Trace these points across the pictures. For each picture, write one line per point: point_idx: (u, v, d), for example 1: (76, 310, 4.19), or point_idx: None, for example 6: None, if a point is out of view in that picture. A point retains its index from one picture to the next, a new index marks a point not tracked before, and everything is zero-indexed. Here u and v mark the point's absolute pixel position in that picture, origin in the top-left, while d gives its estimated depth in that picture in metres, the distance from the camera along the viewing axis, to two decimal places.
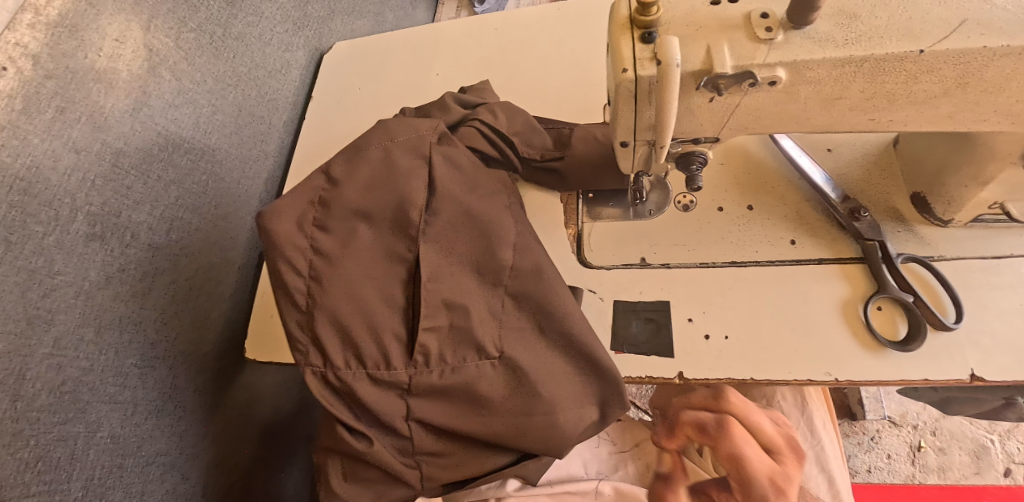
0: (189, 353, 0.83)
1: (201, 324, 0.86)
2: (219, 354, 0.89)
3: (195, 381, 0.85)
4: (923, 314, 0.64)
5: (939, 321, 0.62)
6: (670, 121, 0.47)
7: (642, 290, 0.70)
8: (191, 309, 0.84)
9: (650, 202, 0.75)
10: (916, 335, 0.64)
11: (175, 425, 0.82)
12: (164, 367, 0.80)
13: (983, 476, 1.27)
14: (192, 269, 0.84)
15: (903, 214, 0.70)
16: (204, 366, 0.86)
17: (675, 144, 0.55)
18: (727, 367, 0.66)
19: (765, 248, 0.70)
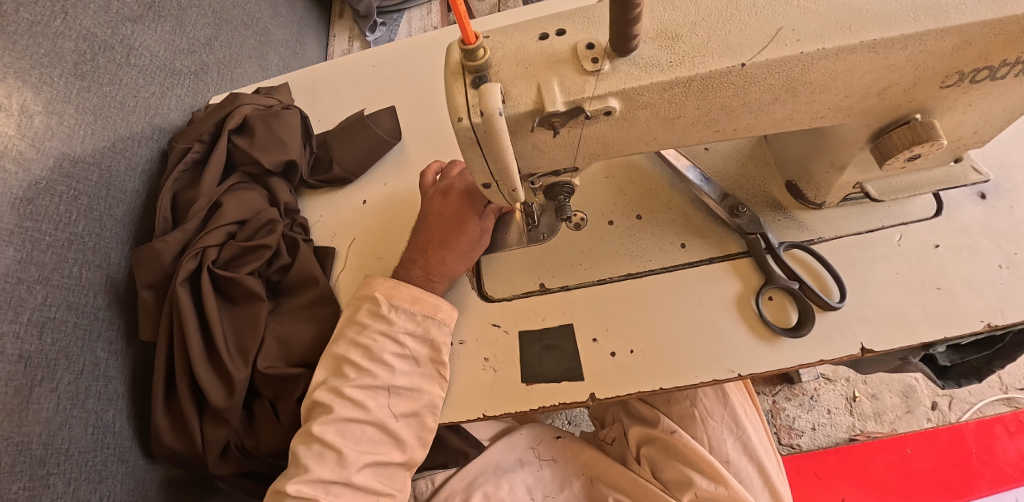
0: (86, 461, 0.77)
1: (99, 427, 0.79)
2: (124, 454, 0.82)
3: (102, 489, 0.79)
4: (809, 298, 0.64)
5: (823, 302, 0.63)
6: (511, 165, 0.48)
7: (544, 318, 0.69)
8: (81, 414, 0.78)
9: (542, 226, 0.74)
10: (806, 320, 0.64)
11: None
12: (60, 481, 0.74)
13: (914, 414, 1.35)
14: (79, 369, 0.78)
15: (780, 202, 0.72)
16: (108, 470, 0.80)
17: (536, 179, 0.54)
18: (636, 382, 0.64)
19: (658, 255, 0.70)
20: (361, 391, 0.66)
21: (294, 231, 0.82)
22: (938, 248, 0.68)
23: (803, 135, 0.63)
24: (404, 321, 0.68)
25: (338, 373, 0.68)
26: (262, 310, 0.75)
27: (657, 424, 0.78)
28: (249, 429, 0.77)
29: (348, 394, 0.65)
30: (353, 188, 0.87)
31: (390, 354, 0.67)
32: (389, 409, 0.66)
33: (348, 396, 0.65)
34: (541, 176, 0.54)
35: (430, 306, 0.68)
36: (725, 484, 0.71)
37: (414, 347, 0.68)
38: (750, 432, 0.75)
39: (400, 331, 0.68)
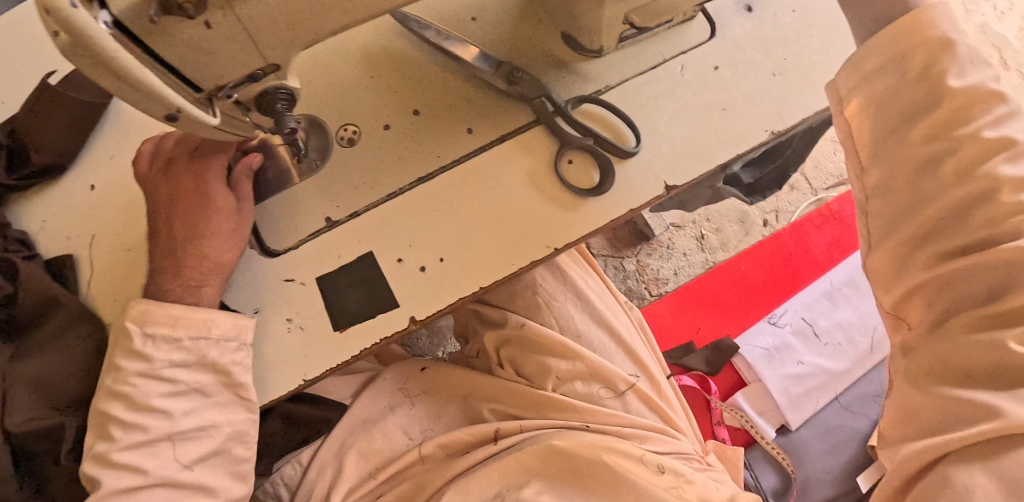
0: None
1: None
2: None
3: None
4: (603, 148, 0.62)
5: (617, 148, 0.61)
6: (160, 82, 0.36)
7: (342, 253, 0.60)
8: None
9: (312, 151, 0.62)
10: (607, 174, 0.61)
11: None
12: None
13: (752, 235, 1.49)
14: None
15: (562, 59, 0.66)
16: None
17: (229, 93, 0.42)
18: (455, 290, 0.58)
19: (446, 148, 0.62)
20: (134, 452, 0.54)
21: (9, 248, 0.63)
22: (717, 69, 0.68)
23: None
24: (169, 352, 0.54)
25: (104, 435, 0.54)
26: None
27: (507, 323, 0.75)
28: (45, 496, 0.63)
29: (119, 461, 0.53)
30: (74, 173, 0.69)
31: (160, 397, 0.54)
32: (178, 460, 0.55)
33: (121, 462, 0.53)
34: (234, 87, 0.42)
35: (199, 323, 0.55)
36: (580, 359, 0.72)
37: (192, 378, 0.55)
38: (594, 301, 0.75)
39: (167, 367, 0.54)
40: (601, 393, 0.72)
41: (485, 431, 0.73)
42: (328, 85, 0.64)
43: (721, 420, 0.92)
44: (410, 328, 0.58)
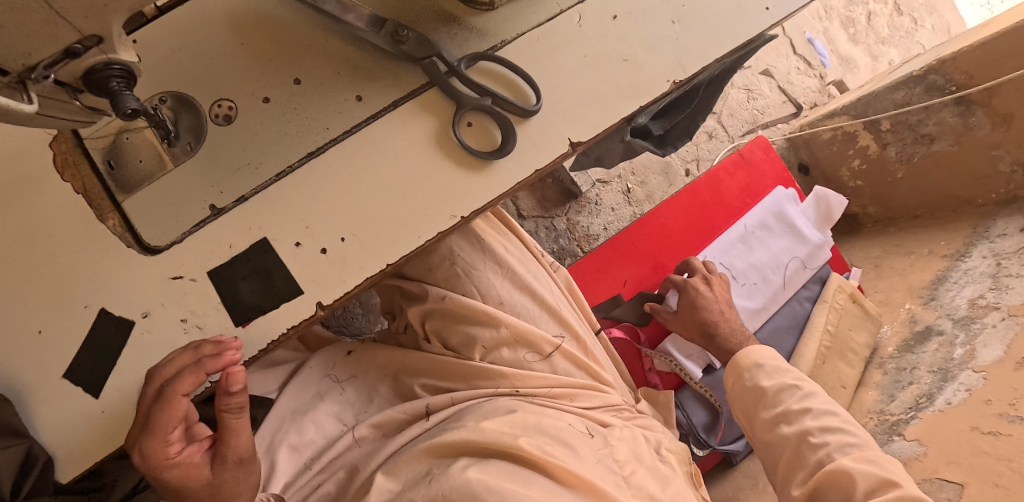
0: None
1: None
2: None
3: None
4: (502, 109, 0.59)
5: (516, 107, 0.59)
6: None
7: (232, 242, 0.55)
8: None
9: (183, 133, 0.57)
10: (508, 134, 0.59)
11: None
12: None
13: (675, 185, 1.52)
14: None
15: (452, 14, 0.62)
16: None
17: (48, 72, 0.38)
18: (360, 269, 0.56)
19: (334, 119, 0.57)
20: None
21: None
22: (616, 18, 0.67)
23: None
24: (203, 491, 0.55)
25: None
26: None
27: (428, 296, 0.72)
28: None
29: None
30: None
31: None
32: None
33: None
34: (51, 66, 0.38)
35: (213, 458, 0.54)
36: (504, 325, 0.71)
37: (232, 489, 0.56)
38: (515, 266, 0.75)
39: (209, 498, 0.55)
40: (528, 357, 0.72)
41: (416, 409, 0.71)
42: (191, 58, 0.58)
43: (652, 367, 0.97)
44: (316, 314, 0.56)
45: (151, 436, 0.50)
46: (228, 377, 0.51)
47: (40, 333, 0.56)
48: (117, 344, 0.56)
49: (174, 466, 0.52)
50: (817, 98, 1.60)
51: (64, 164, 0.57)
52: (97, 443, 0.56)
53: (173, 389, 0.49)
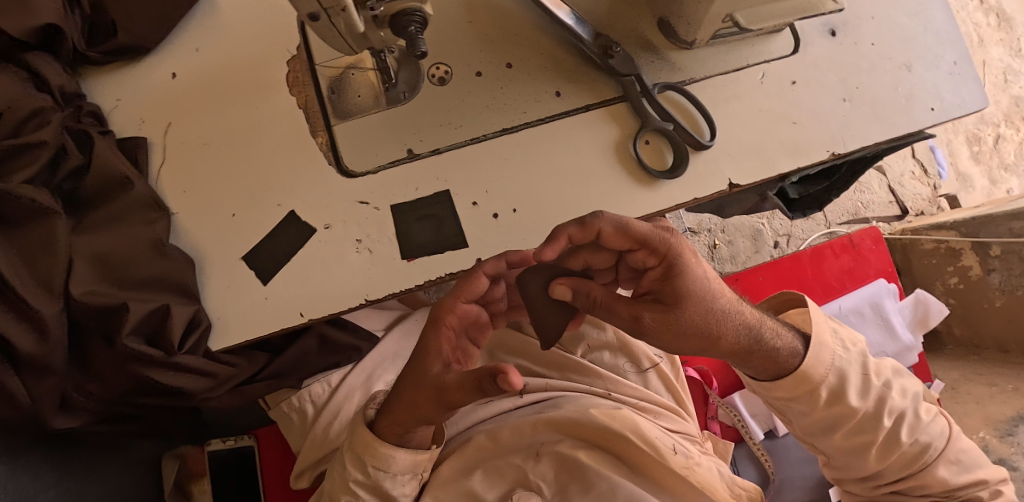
0: None
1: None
2: None
3: None
4: (681, 137, 0.65)
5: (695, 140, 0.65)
6: None
7: (419, 187, 0.63)
8: None
9: (401, 83, 0.64)
10: (681, 160, 0.65)
11: None
12: None
13: (760, 254, 1.52)
14: None
15: (652, 43, 0.69)
16: None
17: (375, 4, 0.45)
18: (522, 241, 0.62)
19: (532, 106, 0.65)
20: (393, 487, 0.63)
21: (82, 123, 0.64)
22: (794, 83, 0.72)
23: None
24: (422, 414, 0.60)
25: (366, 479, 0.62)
26: (58, 228, 0.59)
27: None
28: (88, 372, 0.65)
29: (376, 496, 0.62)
30: (154, 60, 0.68)
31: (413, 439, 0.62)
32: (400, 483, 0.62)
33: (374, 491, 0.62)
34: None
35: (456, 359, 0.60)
36: (610, 329, 0.78)
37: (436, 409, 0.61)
38: None
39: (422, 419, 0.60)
40: (625, 366, 0.78)
41: None
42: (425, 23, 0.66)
43: (714, 416, 0.97)
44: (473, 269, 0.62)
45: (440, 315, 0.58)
46: (499, 367, 0.47)
47: (232, 217, 0.64)
48: (296, 244, 0.63)
49: (449, 318, 0.58)
50: (925, 207, 1.58)
51: (293, 81, 0.66)
52: (252, 325, 0.63)
53: (481, 270, 0.58)
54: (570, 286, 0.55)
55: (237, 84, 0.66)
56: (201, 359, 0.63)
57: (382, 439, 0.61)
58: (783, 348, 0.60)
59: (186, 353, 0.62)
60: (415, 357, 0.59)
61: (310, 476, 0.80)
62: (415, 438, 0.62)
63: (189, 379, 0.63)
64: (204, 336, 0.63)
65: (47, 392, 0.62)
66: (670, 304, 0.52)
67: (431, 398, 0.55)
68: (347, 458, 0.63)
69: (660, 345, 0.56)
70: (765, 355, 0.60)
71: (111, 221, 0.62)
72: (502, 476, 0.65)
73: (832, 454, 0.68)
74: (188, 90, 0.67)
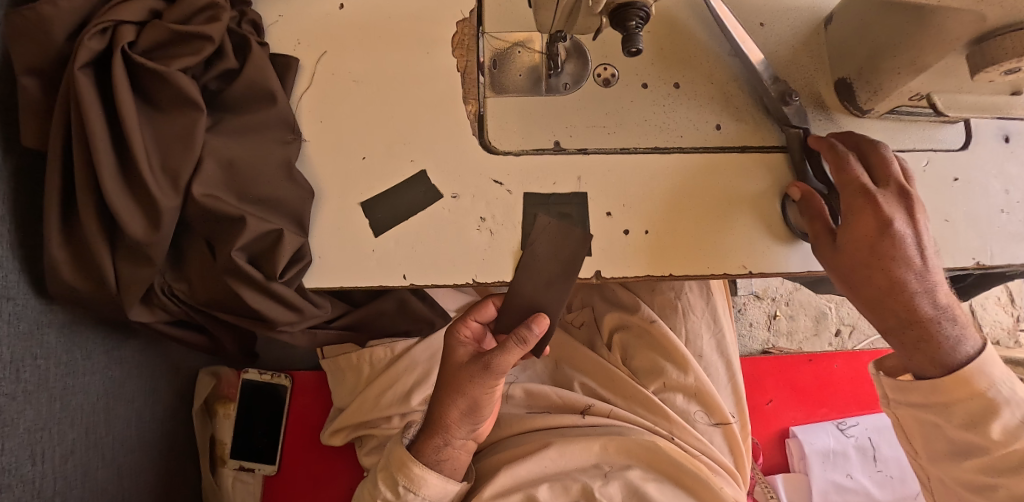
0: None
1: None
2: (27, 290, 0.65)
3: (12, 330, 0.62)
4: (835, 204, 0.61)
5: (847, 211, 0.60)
6: None
7: (557, 181, 0.60)
8: None
9: (564, 74, 0.63)
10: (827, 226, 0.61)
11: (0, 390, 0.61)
12: None
13: (819, 337, 1.44)
14: None
15: (824, 100, 0.66)
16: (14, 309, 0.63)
17: None
18: (646, 265, 0.60)
19: (690, 132, 0.63)
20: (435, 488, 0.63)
21: (244, 29, 0.63)
22: (956, 181, 0.67)
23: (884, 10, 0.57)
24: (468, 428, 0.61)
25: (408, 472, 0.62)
26: (200, 124, 0.58)
27: (637, 311, 0.76)
28: (179, 273, 0.64)
29: (430, 485, 0.62)
30: None
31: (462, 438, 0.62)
32: (445, 483, 0.63)
33: (433, 479, 0.62)
34: None
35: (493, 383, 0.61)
36: (694, 375, 0.73)
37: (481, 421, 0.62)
38: (725, 331, 0.77)
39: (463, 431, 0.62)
40: (697, 415, 0.74)
41: (576, 402, 0.73)
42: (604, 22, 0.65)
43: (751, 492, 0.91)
44: (590, 279, 0.59)
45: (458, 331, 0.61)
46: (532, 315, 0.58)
47: (361, 160, 0.62)
48: (419, 205, 0.60)
49: (453, 340, 0.61)
50: (1002, 337, 1.47)
51: (458, 43, 0.64)
52: (353, 275, 0.60)
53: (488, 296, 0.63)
54: (802, 192, 0.59)
55: (399, 31, 0.65)
56: (294, 292, 0.61)
57: (416, 457, 0.62)
58: (953, 335, 0.55)
59: (282, 284, 0.59)
60: (440, 379, 0.62)
61: (346, 435, 0.78)
62: (452, 464, 0.64)
63: (275, 310, 0.60)
64: (303, 271, 0.61)
65: (138, 282, 0.61)
66: (878, 229, 0.53)
67: (469, 374, 0.58)
68: (380, 475, 0.65)
69: (840, 280, 0.56)
70: (919, 341, 0.55)
71: (248, 132, 0.61)
72: (567, 491, 0.65)
73: (915, 425, 0.62)
74: (348, 23, 0.66)
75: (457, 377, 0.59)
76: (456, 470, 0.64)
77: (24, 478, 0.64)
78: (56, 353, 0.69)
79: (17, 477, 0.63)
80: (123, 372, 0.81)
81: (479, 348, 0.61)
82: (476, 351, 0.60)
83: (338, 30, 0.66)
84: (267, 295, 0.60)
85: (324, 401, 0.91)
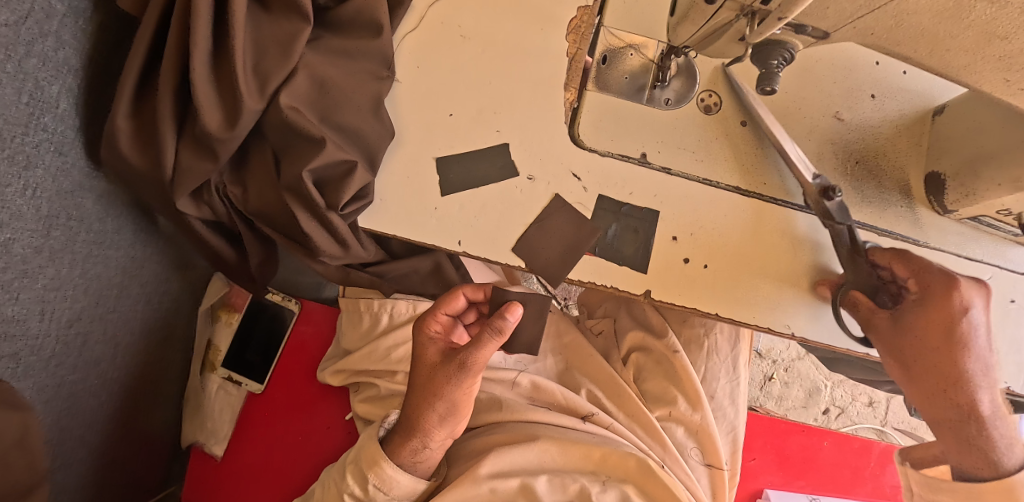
0: (44, 147, 0.60)
1: (36, 99, 0.58)
2: (79, 150, 0.64)
3: (53, 186, 0.62)
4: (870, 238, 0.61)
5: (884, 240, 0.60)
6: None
7: (632, 192, 0.60)
8: (21, 73, 0.56)
9: (669, 90, 0.62)
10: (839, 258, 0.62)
11: (33, 243, 0.61)
12: (8, 163, 0.56)
13: (807, 410, 1.43)
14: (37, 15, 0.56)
15: (910, 188, 0.65)
16: (60, 165, 0.62)
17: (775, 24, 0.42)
18: (696, 298, 0.59)
19: (774, 183, 0.62)
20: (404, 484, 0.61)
21: None
22: (1012, 303, 0.65)
23: (1002, 117, 0.56)
24: (446, 430, 0.61)
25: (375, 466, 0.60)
26: (304, 35, 0.57)
27: (662, 337, 0.77)
28: (238, 175, 0.64)
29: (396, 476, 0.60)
30: None
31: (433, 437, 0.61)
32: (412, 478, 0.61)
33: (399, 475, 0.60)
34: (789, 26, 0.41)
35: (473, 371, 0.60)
36: (701, 413, 0.73)
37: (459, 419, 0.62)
38: (741, 381, 0.77)
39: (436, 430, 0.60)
40: (692, 452, 0.74)
41: (580, 406, 0.73)
42: None
43: None
44: (638, 297, 0.59)
45: (428, 329, 0.61)
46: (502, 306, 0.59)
47: (448, 117, 0.61)
48: (493, 176, 0.60)
49: (423, 339, 0.61)
50: None
51: (574, 28, 0.63)
52: (409, 228, 0.60)
53: (460, 288, 0.62)
54: None
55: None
56: (347, 228, 0.60)
57: (392, 459, 0.61)
58: None
59: (338, 218, 0.59)
60: (415, 378, 0.61)
61: (345, 377, 0.77)
62: (426, 465, 0.63)
63: (327, 241, 0.61)
64: (361, 209, 0.60)
65: (196, 172, 0.61)
66: None
67: (446, 372, 0.58)
68: (347, 468, 0.62)
69: None
70: None
71: (344, 58, 0.60)
72: (564, 489, 0.63)
73: None
74: None
75: (438, 378, 0.58)
76: (429, 470, 0.63)
77: (30, 333, 0.63)
78: (90, 218, 0.68)
79: (21, 330, 0.61)
80: (144, 255, 0.80)
81: (449, 344, 0.61)
82: (447, 347, 0.60)
83: None
84: (321, 224, 0.60)
85: (327, 336, 0.90)
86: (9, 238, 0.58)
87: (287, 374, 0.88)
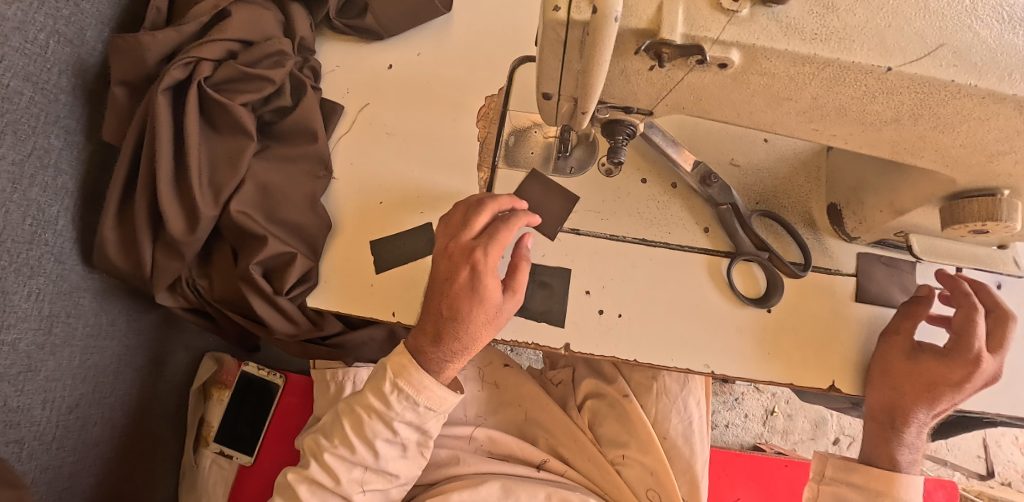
0: (42, 258, 0.70)
1: (37, 220, 0.68)
2: (74, 258, 0.74)
3: (53, 290, 0.71)
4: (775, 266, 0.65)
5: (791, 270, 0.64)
6: (596, 87, 0.42)
7: (545, 254, 0.66)
8: (22, 201, 0.66)
9: (571, 159, 0.69)
10: (774, 290, 0.65)
11: (37, 338, 0.70)
12: (13, 274, 0.66)
13: (816, 442, 1.40)
14: (35, 155, 0.67)
15: (815, 220, 0.69)
16: (59, 274, 0.72)
17: (604, 108, 0.49)
18: (614, 345, 0.63)
19: (678, 231, 0.67)
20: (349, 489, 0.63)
21: (303, 73, 0.72)
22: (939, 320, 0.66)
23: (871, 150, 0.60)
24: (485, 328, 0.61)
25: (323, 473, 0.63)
26: (248, 149, 0.67)
27: (613, 383, 0.80)
28: (204, 270, 0.73)
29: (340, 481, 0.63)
30: (381, 47, 0.76)
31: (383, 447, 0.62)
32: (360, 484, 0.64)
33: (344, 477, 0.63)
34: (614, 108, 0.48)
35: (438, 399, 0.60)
36: (653, 453, 0.76)
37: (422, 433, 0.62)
38: (695, 419, 0.78)
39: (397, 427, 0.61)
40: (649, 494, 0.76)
41: (534, 455, 0.78)
42: None
43: None
44: (559, 350, 0.63)
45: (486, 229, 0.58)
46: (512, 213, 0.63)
47: (378, 204, 0.69)
48: (420, 251, 0.67)
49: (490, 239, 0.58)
50: (1015, 479, 1.38)
51: (483, 115, 0.72)
52: (349, 305, 0.67)
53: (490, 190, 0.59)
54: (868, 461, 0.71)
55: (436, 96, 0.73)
56: (295, 308, 0.68)
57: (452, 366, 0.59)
58: None
59: (287, 303, 0.67)
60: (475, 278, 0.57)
61: None
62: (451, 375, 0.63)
63: (281, 324, 0.68)
64: (307, 292, 0.67)
65: (167, 271, 0.69)
66: None
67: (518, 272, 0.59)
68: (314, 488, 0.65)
69: None
70: None
71: (286, 163, 0.69)
72: None
73: None
74: (394, 82, 0.74)
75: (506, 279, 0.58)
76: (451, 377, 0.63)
77: (33, 420, 0.71)
78: (86, 315, 0.78)
79: (25, 417, 0.70)
80: (137, 343, 0.89)
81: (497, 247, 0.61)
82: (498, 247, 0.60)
83: (386, 86, 0.74)
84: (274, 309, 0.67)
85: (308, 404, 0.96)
86: (15, 337, 0.67)
87: (274, 444, 0.94)
